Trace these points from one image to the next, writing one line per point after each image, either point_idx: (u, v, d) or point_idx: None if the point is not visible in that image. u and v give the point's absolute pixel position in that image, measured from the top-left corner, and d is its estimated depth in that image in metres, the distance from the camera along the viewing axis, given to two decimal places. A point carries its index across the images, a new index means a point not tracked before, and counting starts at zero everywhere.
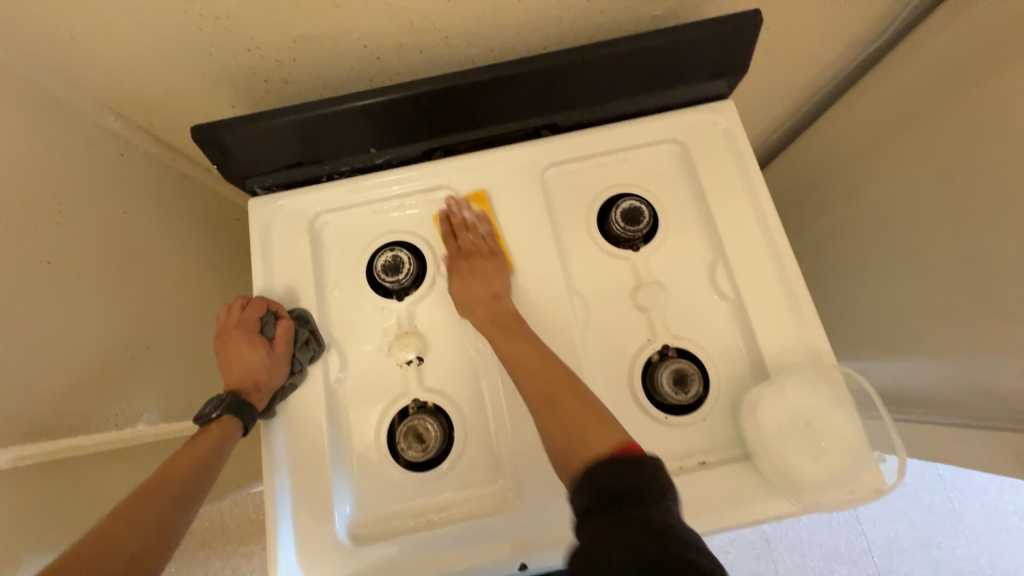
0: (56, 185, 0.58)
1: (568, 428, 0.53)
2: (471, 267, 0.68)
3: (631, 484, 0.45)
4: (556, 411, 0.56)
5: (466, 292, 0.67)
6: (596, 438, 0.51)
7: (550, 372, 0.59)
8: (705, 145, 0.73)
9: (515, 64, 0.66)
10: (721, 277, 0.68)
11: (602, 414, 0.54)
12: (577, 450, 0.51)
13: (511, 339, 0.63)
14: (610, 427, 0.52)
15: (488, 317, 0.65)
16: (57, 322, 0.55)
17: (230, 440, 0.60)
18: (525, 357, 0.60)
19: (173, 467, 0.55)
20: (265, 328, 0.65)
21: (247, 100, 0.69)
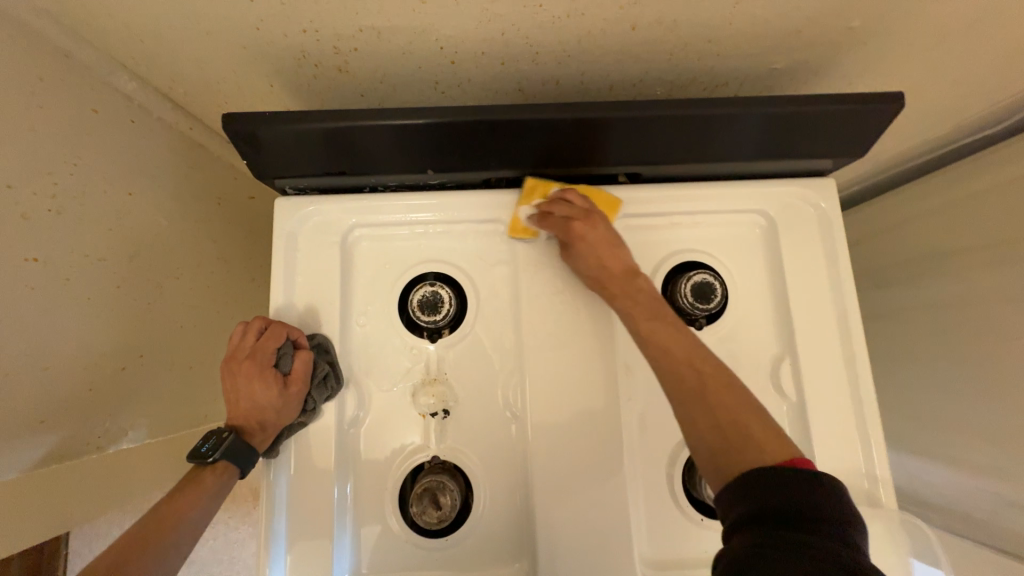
0: (52, 162, 0.48)
1: (724, 434, 0.47)
2: (595, 234, 0.59)
3: (803, 513, 0.40)
4: (711, 411, 0.49)
5: (592, 264, 0.60)
6: (763, 446, 0.46)
7: (702, 367, 0.52)
8: (793, 225, 0.66)
9: (612, 106, 0.58)
10: (785, 376, 0.63)
11: (768, 421, 0.48)
12: (732, 458, 0.46)
13: (650, 320, 0.56)
14: (777, 437, 0.47)
15: (623, 293, 0.58)
16: (39, 332, 0.47)
17: (225, 486, 0.54)
18: (672, 344, 0.53)
19: (147, 530, 0.48)
20: (281, 361, 0.57)
21: (290, 82, 0.58)
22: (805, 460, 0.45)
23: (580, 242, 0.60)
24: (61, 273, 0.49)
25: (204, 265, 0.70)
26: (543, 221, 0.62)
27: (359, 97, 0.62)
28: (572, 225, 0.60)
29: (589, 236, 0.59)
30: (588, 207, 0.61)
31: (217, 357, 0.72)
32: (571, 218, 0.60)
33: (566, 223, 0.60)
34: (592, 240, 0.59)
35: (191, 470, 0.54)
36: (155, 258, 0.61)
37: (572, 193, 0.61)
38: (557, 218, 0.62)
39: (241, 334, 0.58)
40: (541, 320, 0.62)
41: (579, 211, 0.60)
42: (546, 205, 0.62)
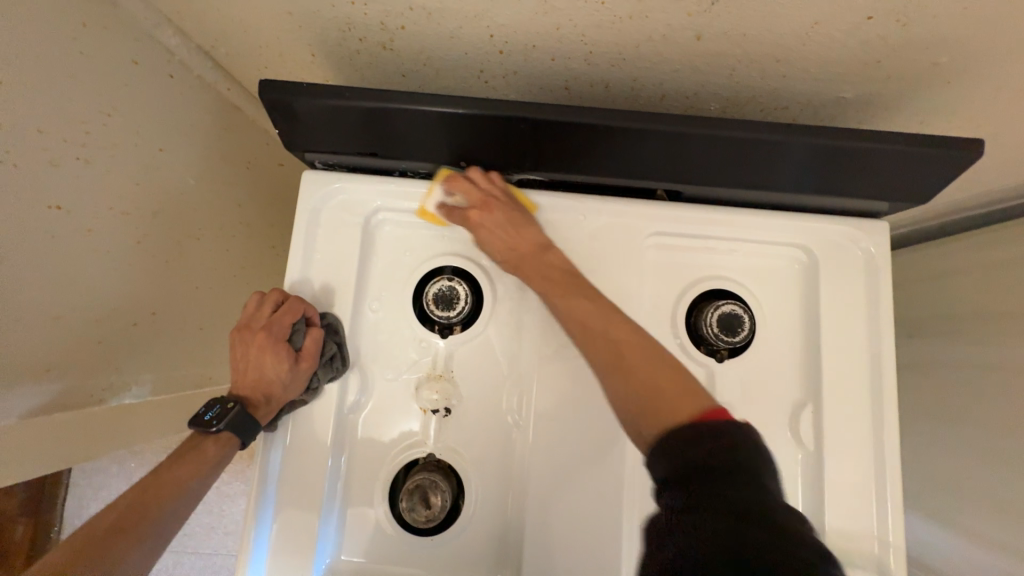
0: (86, 111, 0.47)
1: (646, 399, 0.48)
2: (490, 219, 0.58)
3: (722, 462, 0.42)
4: (636, 385, 0.50)
5: (499, 249, 0.58)
6: (677, 408, 0.47)
7: (614, 335, 0.53)
8: (838, 265, 0.62)
9: (660, 119, 0.56)
10: (805, 423, 0.59)
11: (686, 380, 0.50)
12: (648, 421, 0.48)
13: (568, 296, 0.55)
14: (686, 391, 0.48)
15: (534, 271, 0.57)
16: (55, 282, 0.46)
17: (224, 457, 0.54)
18: (614, 329, 0.53)
19: (144, 496, 0.48)
20: (294, 337, 0.56)
21: (332, 51, 0.57)
22: (721, 410, 0.46)
23: (474, 229, 0.58)
24: (84, 223, 0.48)
25: (226, 229, 0.69)
26: (450, 212, 0.60)
27: (399, 76, 0.60)
28: (470, 214, 0.58)
29: (486, 223, 0.58)
30: (493, 192, 0.59)
31: (227, 320, 0.72)
32: (469, 207, 0.59)
33: (463, 213, 0.59)
34: (494, 226, 0.57)
35: (193, 437, 0.53)
36: (179, 217, 0.60)
37: (477, 174, 0.59)
38: (460, 209, 0.60)
39: (258, 305, 0.58)
40: (557, 330, 0.60)
41: (482, 194, 0.58)
42: (450, 190, 0.59)
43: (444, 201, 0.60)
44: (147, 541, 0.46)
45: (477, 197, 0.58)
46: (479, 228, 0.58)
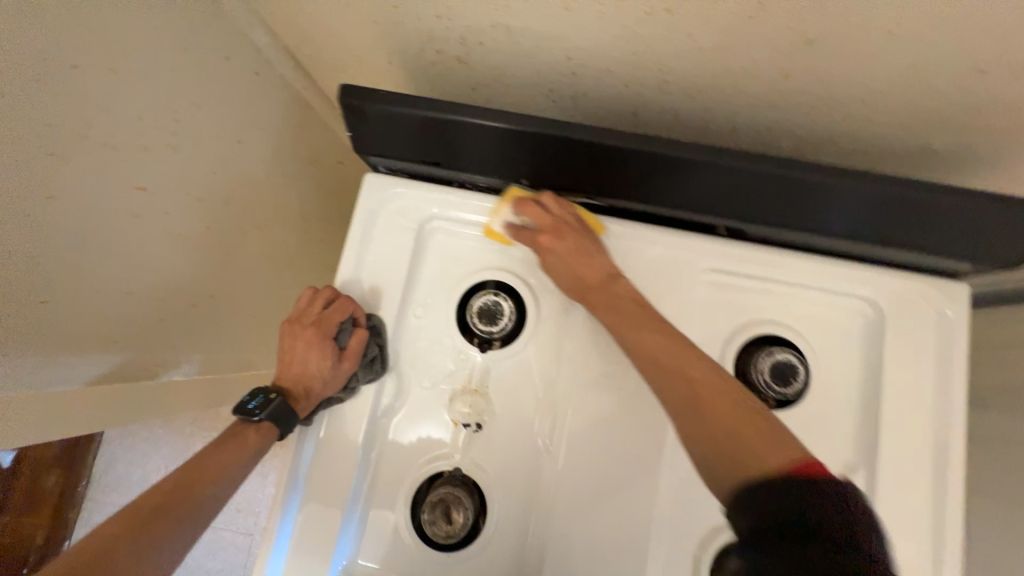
0: (180, 100, 0.50)
1: (725, 444, 0.44)
2: (596, 259, 0.56)
3: (806, 517, 0.37)
4: (699, 413, 0.47)
5: (566, 276, 0.57)
6: (761, 448, 0.43)
7: (702, 381, 0.48)
8: (908, 324, 0.58)
9: (729, 155, 0.55)
10: (856, 491, 0.55)
11: (748, 407, 0.47)
12: (737, 472, 0.42)
13: (639, 330, 0.52)
14: (773, 439, 0.43)
15: (601, 302, 0.55)
16: (129, 260, 0.48)
17: (265, 445, 0.54)
18: (703, 381, 0.48)
19: (193, 476, 0.50)
20: (340, 335, 0.57)
21: (408, 59, 0.58)
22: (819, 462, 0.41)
23: (545, 255, 0.57)
24: (162, 206, 0.50)
25: (282, 220, 0.71)
26: (518, 233, 0.59)
27: (468, 88, 0.62)
28: (540, 237, 0.57)
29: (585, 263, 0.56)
30: (574, 222, 0.57)
31: (272, 308, 0.74)
32: (540, 230, 0.57)
33: (533, 235, 0.58)
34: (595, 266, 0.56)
35: (236, 423, 0.54)
36: (244, 206, 0.62)
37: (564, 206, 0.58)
38: (528, 231, 0.58)
39: (310, 301, 0.59)
40: (598, 358, 0.59)
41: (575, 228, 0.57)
42: (521, 211, 0.58)
43: (512, 222, 0.59)
44: (193, 520, 0.48)
45: (551, 225, 0.57)
46: (554, 255, 0.56)
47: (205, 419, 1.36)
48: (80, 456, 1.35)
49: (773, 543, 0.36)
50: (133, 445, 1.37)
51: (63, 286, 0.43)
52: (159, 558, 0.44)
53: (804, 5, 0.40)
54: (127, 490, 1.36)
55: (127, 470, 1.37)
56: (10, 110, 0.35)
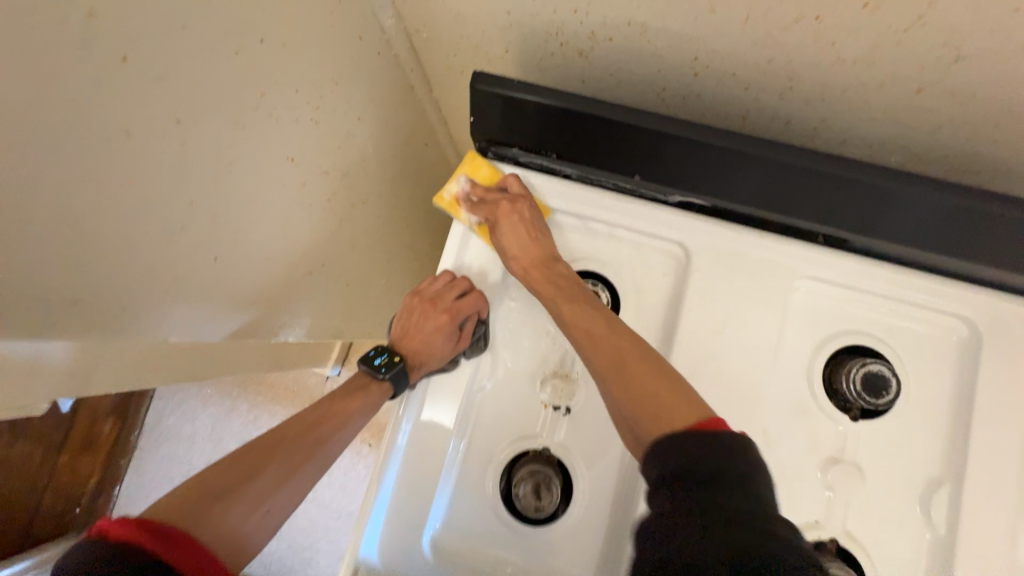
0: (325, 78, 0.52)
1: (646, 399, 0.49)
2: (517, 216, 0.60)
3: (708, 468, 0.42)
4: (627, 382, 0.51)
5: (513, 248, 0.60)
6: (674, 410, 0.48)
7: (619, 349, 0.53)
8: (1003, 345, 0.58)
9: (845, 167, 0.56)
10: (937, 505, 0.57)
11: (665, 373, 0.51)
12: (648, 424, 0.48)
13: (570, 304, 0.57)
14: (687, 400, 0.48)
15: (542, 279, 0.59)
16: (272, 226, 0.52)
17: (380, 400, 0.65)
18: (590, 324, 0.55)
19: (320, 421, 0.60)
20: (462, 323, 0.62)
21: (530, 50, 0.60)
22: (720, 420, 0.46)
23: (501, 221, 0.61)
24: (301, 178, 0.54)
25: (380, 199, 0.74)
26: (472, 198, 0.63)
27: (579, 82, 0.63)
28: (500, 204, 0.61)
29: (502, 220, 0.61)
30: (520, 194, 0.61)
31: (360, 282, 0.77)
32: (500, 198, 0.62)
33: (491, 200, 0.62)
34: (506, 221, 0.60)
35: (363, 376, 0.66)
36: (355, 182, 0.66)
37: (510, 177, 0.63)
38: (484, 198, 0.63)
39: (445, 286, 0.65)
40: (690, 354, 0.60)
41: (507, 195, 0.62)
42: (478, 183, 0.64)
43: (466, 187, 0.64)
44: (318, 459, 0.57)
45: (494, 197, 0.62)
46: (507, 220, 0.61)
47: (254, 383, 1.43)
48: (133, 405, 1.42)
49: (684, 491, 0.41)
50: (183, 400, 1.44)
51: (231, 245, 0.47)
52: (290, 483, 0.54)
53: (960, 22, 0.41)
54: (175, 443, 1.44)
55: (177, 423, 1.44)
56: (216, 80, 0.38)
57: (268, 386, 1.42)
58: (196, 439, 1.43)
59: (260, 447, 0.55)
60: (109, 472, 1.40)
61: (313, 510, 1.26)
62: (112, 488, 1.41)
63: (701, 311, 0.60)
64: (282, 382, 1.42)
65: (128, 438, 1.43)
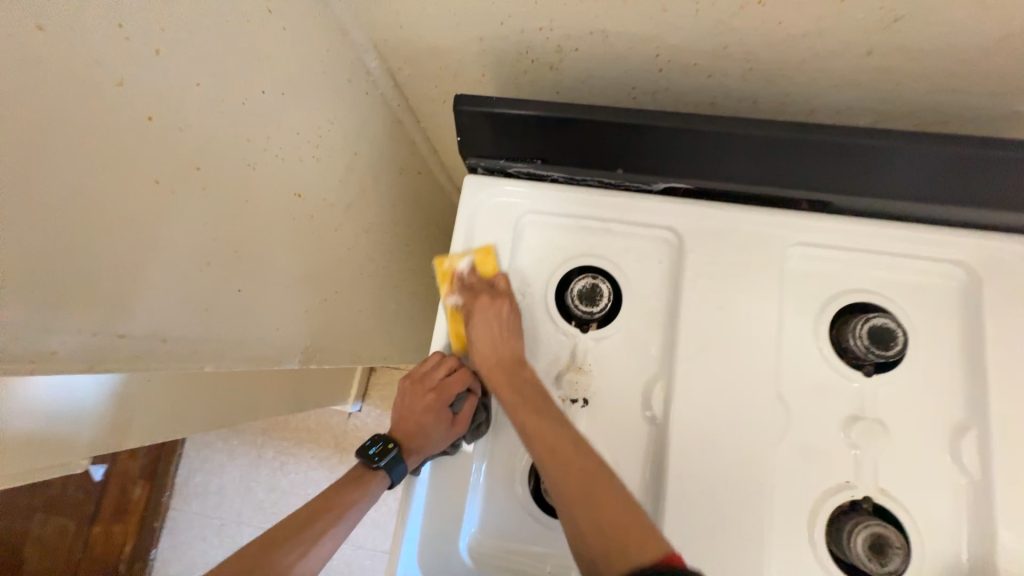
0: (321, 118, 0.58)
1: (608, 529, 0.48)
2: (492, 315, 0.62)
3: None
4: (591, 510, 0.49)
5: (484, 357, 0.62)
6: (639, 548, 0.46)
7: (580, 470, 0.52)
8: (1001, 282, 0.59)
9: (816, 132, 0.58)
10: (966, 448, 0.57)
11: (620, 495, 0.50)
12: (613, 559, 0.46)
13: (538, 417, 0.56)
14: (648, 532, 0.47)
15: (508, 387, 0.59)
16: (285, 258, 0.55)
17: (378, 491, 0.64)
18: (554, 441, 0.54)
19: (315, 513, 0.61)
20: (455, 402, 0.62)
21: (505, 70, 0.65)
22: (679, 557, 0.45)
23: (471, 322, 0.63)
24: (309, 211, 0.58)
25: (382, 228, 0.79)
26: (461, 283, 0.66)
27: (554, 93, 0.68)
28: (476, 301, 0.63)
29: (481, 314, 0.62)
30: (505, 293, 0.63)
31: (371, 308, 0.80)
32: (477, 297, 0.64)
33: (471, 297, 0.64)
34: (482, 319, 0.62)
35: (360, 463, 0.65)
36: (358, 212, 0.70)
37: (500, 275, 0.65)
38: (468, 289, 0.65)
39: (434, 366, 0.65)
40: (697, 331, 0.61)
41: (492, 293, 0.64)
42: (468, 272, 0.66)
43: (459, 268, 0.66)
44: (311, 550, 0.57)
45: (481, 289, 0.64)
46: (484, 320, 0.62)
47: (278, 429, 1.44)
48: (161, 466, 1.44)
49: None
50: (210, 456, 1.46)
51: (252, 277, 0.51)
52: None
53: None
54: (206, 500, 1.45)
55: (206, 479, 1.46)
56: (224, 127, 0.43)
57: (293, 430, 1.44)
58: (226, 493, 1.44)
59: (254, 545, 0.56)
60: (144, 538, 1.41)
61: (350, 551, 1.25)
62: (149, 553, 1.41)
63: (702, 289, 0.62)
64: (306, 423, 1.44)
65: (160, 501, 1.44)
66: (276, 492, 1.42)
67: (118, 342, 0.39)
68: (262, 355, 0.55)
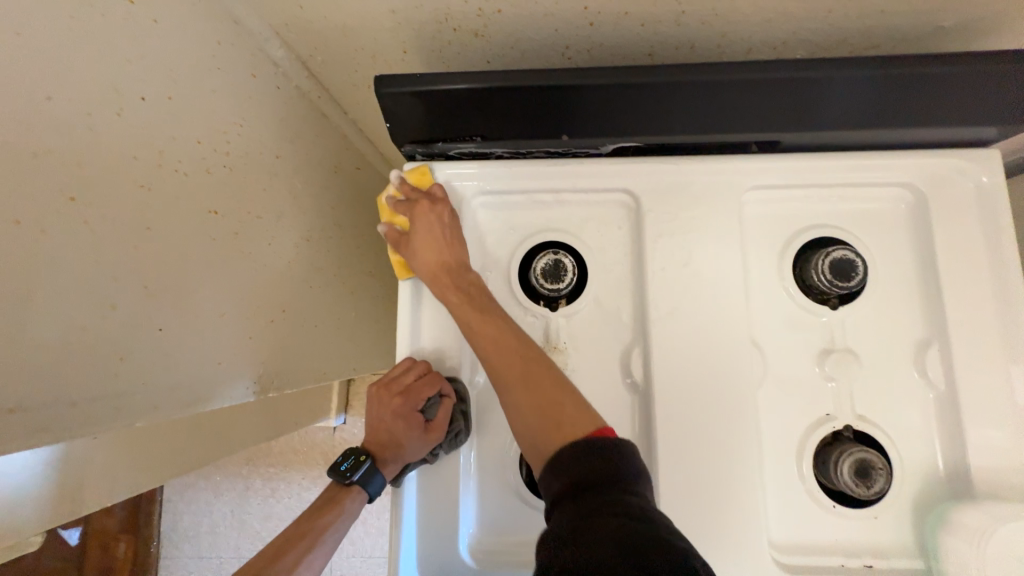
0: (226, 122, 0.51)
1: (553, 425, 0.47)
2: (431, 212, 0.59)
3: (595, 478, 0.42)
4: (532, 397, 0.49)
5: (426, 260, 0.59)
6: (571, 425, 0.47)
7: (527, 361, 0.52)
8: (947, 198, 0.60)
9: (761, 66, 0.56)
10: (931, 363, 0.59)
11: (563, 384, 0.50)
12: (552, 437, 0.47)
13: (484, 314, 0.55)
14: (586, 412, 0.48)
15: (451, 287, 0.57)
16: (212, 284, 0.50)
17: (357, 506, 0.62)
18: (498, 348, 0.53)
19: (291, 540, 0.58)
20: (428, 409, 0.58)
21: (427, 44, 0.59)
22: (610, 428, 0.46)
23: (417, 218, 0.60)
24: (232, 229, 0.52)
25: (326, 233, 0.73)
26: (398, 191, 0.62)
27: (484, 63, 0.63)
28: (415, 206, 0.60)
29: (422, 216, 0.59)
30: (440, 197, 0.61)
31: (330, 319, 0.75)
32: (416, 198, 0.61)
33: (408, 201, 0.61)
34: (421, 221, 0.59)
35: (334, 481, 0.62)
36: (294, 220, 0.64)
37: (436, 184, 0.62)
38: (405, 193, 0.62)
39: (403, 371, 0.60)
40: (667, 291, 0.60)
41: (428, 197, 0.61)
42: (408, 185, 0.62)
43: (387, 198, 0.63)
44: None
45: (416, 198, 0.61)
46: (427, 216, 0.59)
47: (261, 457, 1.38)
48: (142, 517, 1.36)
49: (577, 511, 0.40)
50: (193, 497, 1.39)
51: (175, 313, 0.46)
52: None
53: None
54: (198, 543, 1.37)
55: (193, 521, 1.38)
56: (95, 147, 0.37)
57: (277, 455, 1.38)
58: (217, 532, 1.37)
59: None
60: None
61: (359, 563, 1.22)
62: None
63: (665, 248, 0.61)
64: (289, 445, 1.38)
65: (147, 553, 1.36)
66: (271, 520, 1.36)
67: (10, 418, 0.33)
68: (207, 395, 0.50)
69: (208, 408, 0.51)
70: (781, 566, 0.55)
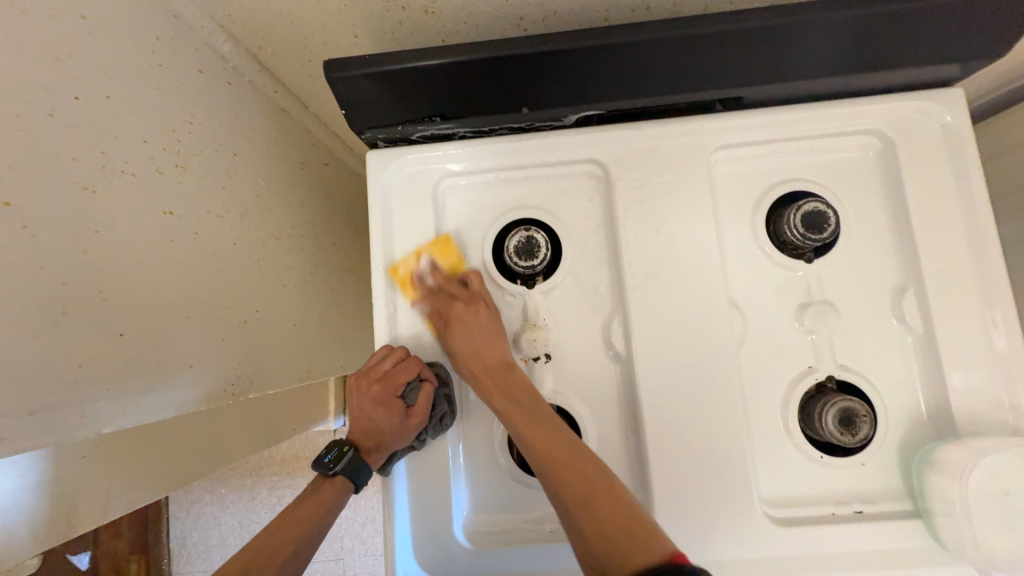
0: (171, 120, 0.50)
1: (618, 533, 0.45)
2: (470, 320, 0.58)
3: None
4: (590, 507, 0.47)
5: (468, 356, 0.57)
6: (642, 544, 0.44)
7: (585, 470, 0.49)
8: (914, 141, 0.60)
9: (716, 21, 0.55)
10: (909, 307, 0.59)
11: (623, 494, 0.48)
12: (618, 556, 0.44)
13: (536, 424, 0.52)
14: (649, 529, 0.46)
15: (500, 391, 0.55)
16: (174, 285, 0.49)
17: (344, 497, 0.62)
18: (553, 448, 0.51)
19: (279, 531, 0.58)
20: (408, 394, 0.58)
21: (377, 27, 0.58)
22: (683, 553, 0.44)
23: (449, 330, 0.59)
24: (191, 229, 0.52)
25: (297, 231, 0.72)
26: (427, 290, 0.61)
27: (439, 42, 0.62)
28: (453, 305, 0.59)
29: (458, 320, 0.58)
30: (479, 293, 0.59)
31: (309, 318, 0.75)
32: (454, 299, 0.60)
33: (447, 300, 0.60)
34: (461, 325, 0.58)
35: (319, 474, 0.62)
36: (260, 218, 0.63)
37: (471, 273, 0.60)
38: (438, 293, 0.61)
39: (381, 358, 0.59)
40: (642, 259, 0.60)
41: (466, 294, 0.59)
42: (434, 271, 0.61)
43: (425, 268, 0.61)
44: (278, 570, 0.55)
45: (452, 291, 0.60)
46: (467, 317, 0.58)
47: (264, 466, 1.37)
48: (150, 536, 1.36)
49: None
50: (200, 511, 1.38)
51: (137, 316, 0.45)
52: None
53: None
54: (209, 556, 1.37)
55: (202, 536, 1.38)
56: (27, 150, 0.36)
57: (279, 462, 1.37)
58: (227, 543, 1.37)
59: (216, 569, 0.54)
60: None
61: (370, 560, 1.23)
62: None
63: (637, 216, 0.60)
64: (291, 451, 1.38)
65: (160, 570, 1.36)
66: None
67: None
68: (177, 400, 0.50)
69: (179, 412, 0.51)
70: (774, 519, 0.56)
